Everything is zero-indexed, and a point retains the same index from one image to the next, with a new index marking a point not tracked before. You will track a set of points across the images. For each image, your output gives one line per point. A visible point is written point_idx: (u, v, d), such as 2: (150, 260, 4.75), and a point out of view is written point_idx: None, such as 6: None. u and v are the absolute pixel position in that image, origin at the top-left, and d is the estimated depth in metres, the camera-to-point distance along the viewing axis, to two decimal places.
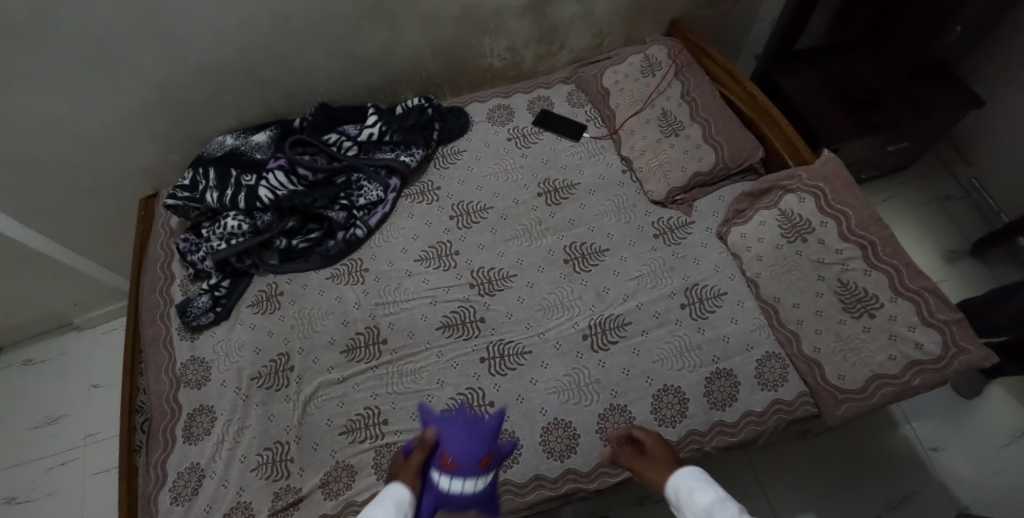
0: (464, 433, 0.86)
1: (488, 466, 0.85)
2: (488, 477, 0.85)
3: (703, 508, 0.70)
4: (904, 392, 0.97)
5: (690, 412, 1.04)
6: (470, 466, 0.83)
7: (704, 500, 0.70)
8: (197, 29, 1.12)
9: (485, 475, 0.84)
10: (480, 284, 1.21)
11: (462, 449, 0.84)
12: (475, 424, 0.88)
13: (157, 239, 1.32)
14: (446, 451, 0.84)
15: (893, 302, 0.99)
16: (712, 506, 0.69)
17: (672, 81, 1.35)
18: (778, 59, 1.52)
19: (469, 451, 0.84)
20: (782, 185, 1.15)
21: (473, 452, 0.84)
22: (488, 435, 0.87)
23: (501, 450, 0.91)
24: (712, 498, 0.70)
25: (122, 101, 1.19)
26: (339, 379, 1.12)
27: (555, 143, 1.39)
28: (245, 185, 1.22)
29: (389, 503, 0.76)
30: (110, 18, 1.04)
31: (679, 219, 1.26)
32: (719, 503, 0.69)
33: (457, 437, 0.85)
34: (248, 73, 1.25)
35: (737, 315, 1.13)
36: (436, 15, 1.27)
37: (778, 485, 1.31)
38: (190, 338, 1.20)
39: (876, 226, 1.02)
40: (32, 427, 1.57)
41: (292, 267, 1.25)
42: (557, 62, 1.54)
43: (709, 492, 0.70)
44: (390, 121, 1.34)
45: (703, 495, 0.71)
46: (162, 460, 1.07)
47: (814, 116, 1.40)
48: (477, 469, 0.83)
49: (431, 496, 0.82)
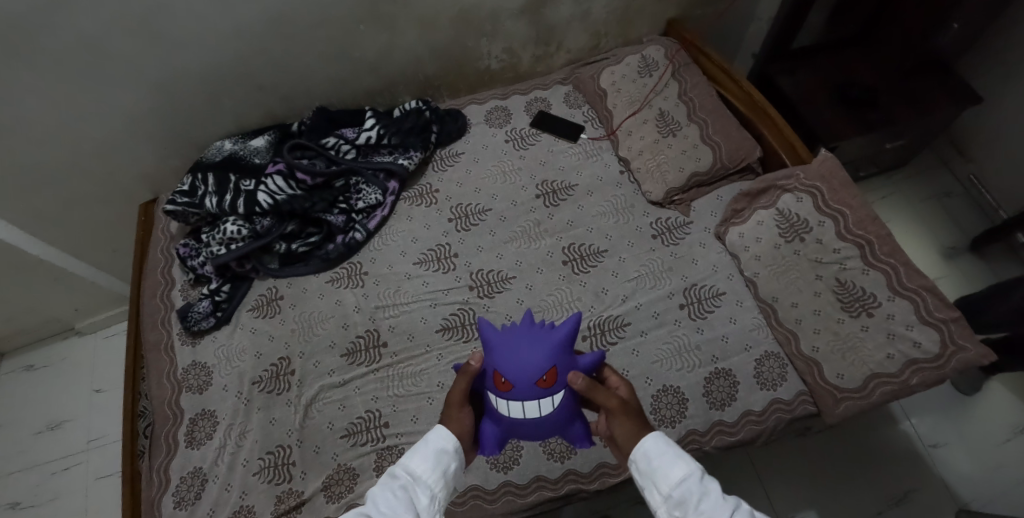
0: (526, 345, 0.81)
1: (548, 380, 0.79)
2: (553, 392, 0.80)
3: (678, 482, 0.66)
4: (903, 391, 0.98)
5: (690, 412, 1.05)
6: (530, 386, 0.79)
7: (679, 476, 0.66)
8: (193, 34, 1.12)
9: (549, 394, 0.80)
10: (480, 286, 1.21)
11: (520, 367, 0.79)
12: (542, 334, 0.82)
13: (157, 244, 1.32)
14: (500, 371, 0.80)
15: (891, 301, 1.00)
16: (690, 486, 0.65)
17: (669, 81, 1.35)
18: (775, 57, 1.52)
19: (523, 371, 0.79)
20: (779, 185, 1.15)
21: (530, 369, 0.79)
22: (549, 349, 0.80)
23: (581, 364, 0.82)
24: (687, 475, 0.66)
25: (121, 107, 1.20)
26: (340, 383, 1.13)
27: (553, 144, 1.39)
28: (244, 191, 1.23)
29: (427, 450, 0.72)
30: (108, 25, 1.05)
31: (678, 219, 1.26)
32: (695, 481, 0.66)
33: (515, 355, 0.80)
34: (246, 78, 1.25)
35: (736, 315, 1.13)
36: (432, 18, 1.27)
37: (778, 483, 1.31)
38: (191, 343, 1.20)
39: (874, 226, 1.03)
40: (35, 432, 1.57)
41: (292, 271, 1.25)
42: (555, 63, 1.54)
43: (685, 467, 0.67)
44: (388, 124, 1.34)
45: (678, 471, 0.67)
46: (164, 465, 1.08)
47: (812, 115, 1.40)
48: (539, 388, 0.79)
49: (497, 413, 0.83)
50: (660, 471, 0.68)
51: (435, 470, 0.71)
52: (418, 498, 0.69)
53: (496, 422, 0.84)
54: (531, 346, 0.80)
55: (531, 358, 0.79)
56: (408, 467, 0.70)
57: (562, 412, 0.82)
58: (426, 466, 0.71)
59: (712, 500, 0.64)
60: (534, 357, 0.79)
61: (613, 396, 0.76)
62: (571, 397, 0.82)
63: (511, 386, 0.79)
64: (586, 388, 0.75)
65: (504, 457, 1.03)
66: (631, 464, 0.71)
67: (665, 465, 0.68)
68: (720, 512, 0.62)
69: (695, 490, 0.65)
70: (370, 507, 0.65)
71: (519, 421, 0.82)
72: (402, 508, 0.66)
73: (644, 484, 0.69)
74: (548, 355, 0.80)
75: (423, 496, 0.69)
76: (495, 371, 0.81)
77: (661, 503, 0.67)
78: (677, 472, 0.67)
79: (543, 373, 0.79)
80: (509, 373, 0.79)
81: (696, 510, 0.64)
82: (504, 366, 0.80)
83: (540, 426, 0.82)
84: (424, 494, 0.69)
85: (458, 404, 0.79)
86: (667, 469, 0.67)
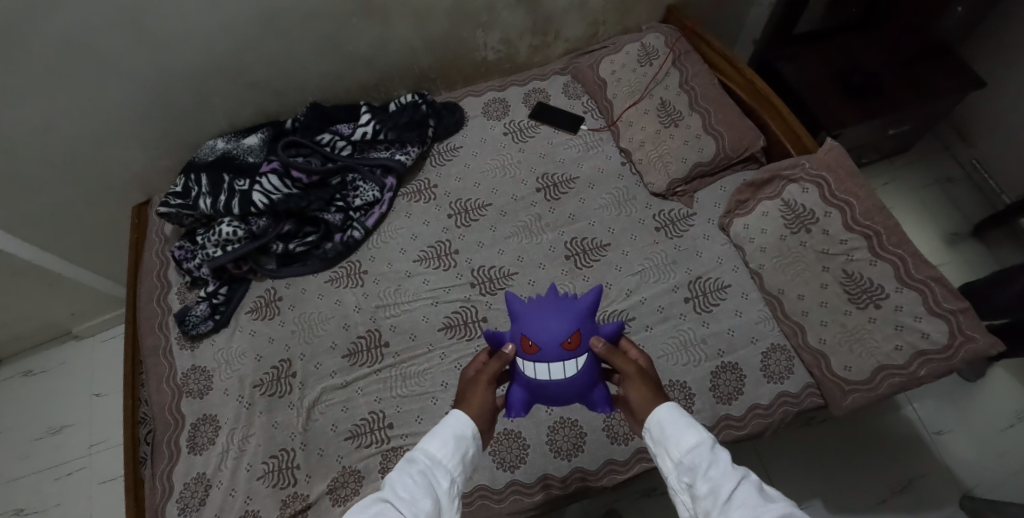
0: (550, 312, 0.83)
1: (574, 345, 0.81)
2: (577, 357, 0.82)
3: (688, 449, 0.65)
4: (911, 382, 0.97)
5: (697, 407, 1.04)
6: (556, 348, 0.81)
7: (690, 443, 0.66)
8: (182, 31, 1.09)
9: (573, 356, 0.81)
10: (481, 283, 1.19)
11: (547, 331, 0.81)
12: (564, 303, 0.84)
13: (152, 247, 1.30)
14: (526, 335, 0.82)
15: (899, 293, 0.98)
16: (701, 453, 0.64)
17: (670, 70, 1.33)
18: (776, 42, 1.49)
19: (549, 333, 0.81)
20: (784, 174, 1.14)
21: (557, 333, 0.81)
22: (571, 315, 0.82)
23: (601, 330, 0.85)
24: (699, 443, 0.65)
25: (110, 108, 1.17)
26: (342, 384, 1.11)
27: (553, 136, 1.37)
28: (238, 190, 1.20)
29: (446, 434, 0.70)
30: (93, 24, 1.01)
31: (681, 211, 1.24)
32: (706, 449, 0.65)
33: (542, 320, 0.82)
34: (238, 76, 1.22)
35: (741, 307, 1.12)
36: (427, 10, 1.24)
37: (783, 472, 1.31)
38: (190, 347, 1.19)
39: (880, 216, 1.02)
40: (36, 438, 1.56)
41: (290, 271, 1.24)
42: (552, 53, 1.51)
43: (696, 435, 0.66)
44: (384, 119, 1.31)
45: (690, 438, 0.66)
46: (167, 472, 1.07)
47: (814, 101, 1.38)
48: (563, 350, 0.81)
49: (523, 376, 0.84)
50: (671, 438, 0.67)
51: (454, 454, 0.69)
52: (439, 483, 0.66)
53: (523, 385, 0.85)
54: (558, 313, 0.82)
55: (556, 321, 0.81)
56: (426, 452, 0.68)
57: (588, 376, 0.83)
58: (445, 449, 0.69)
59: (720, 467, 0.63)
60: (559, 322, 0.81)
61: (631, 362, 0.77)
62: (594, 360, 0.83)
63: (538, 351, 0.81)
64: (606, 352, 0.78)
65: (510, 457, 1.02)
66: (644, 432, 0.72)
67: (676, 433, 0.67)
68: (728, 479, 0.61)
69: (707, 457, 0.64)
70: (389, 492, 0.62)
71: (545, 383, 0.82)
72: (421, 492, 0.63)
73: (657, 450, 0.70)
74: (574, 321, 0.82)
75: (443, 480, 0.67)
76: (522, 337, 0.82)
77: (673, 469, 0.67)
78: (688, 440, 0.66)
79: (568, 338, 0.81)
80: (537, 338, 0.81)
81: (704, 476, 0.63)
82: (532, 331, 0.81)
83: (566, 389, 0.83)
84: (444, 478, 0.67)
85: (487, 380, 0.77)
86: (679, 437, 0.67)
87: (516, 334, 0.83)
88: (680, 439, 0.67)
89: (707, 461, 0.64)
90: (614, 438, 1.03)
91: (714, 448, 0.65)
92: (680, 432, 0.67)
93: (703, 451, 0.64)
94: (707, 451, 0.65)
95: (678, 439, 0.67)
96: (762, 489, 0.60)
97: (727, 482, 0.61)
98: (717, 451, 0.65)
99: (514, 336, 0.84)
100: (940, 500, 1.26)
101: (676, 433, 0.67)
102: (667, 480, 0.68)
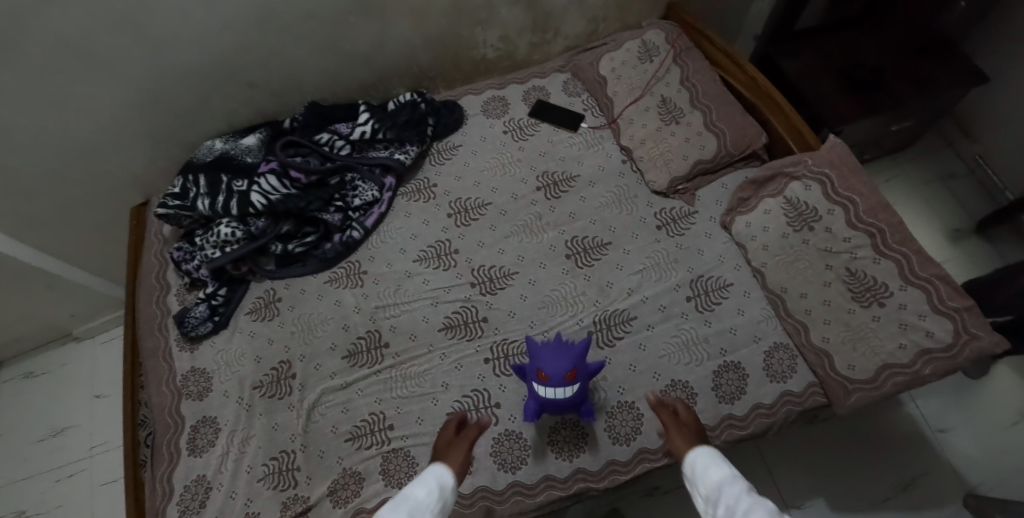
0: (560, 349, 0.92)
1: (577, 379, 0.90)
2: (578, 386, 0.92)
3: (714, 483, 0.67)
4: (915, 381, 0.96)
5: (699, 407, 1.03)
6: (559, 378, 0.90)
7: (717, 477, 0.67)
8: (178, 31, 1.08)
9: (571, 384, 0.91)
10: (482, 283, 1.18)
11: (556, 367, 0.90)
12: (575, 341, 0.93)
13: (151, 248, 1.30)
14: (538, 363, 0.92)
15: (903, 291, 0.98)
16: (723, 485, 0.66)
17: (670, 66, 1.32)
18: (778, 37, 1.47)
19: (557, 366, 0.90)
20: (787, 171, 1.13)
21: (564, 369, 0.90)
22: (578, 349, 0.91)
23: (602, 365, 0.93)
24: (725, 477, 0.66)
25: (108, 109, 1.16)
26: (342, 386, 1.11)
27: (553, 134, 1.36)
28: (237, 191, 1.19)
29: (430, 482, 0.71)
30: (89, 24, 1.01)
31: (682, 209, 1.23)
32: (730, 482, 0.66)
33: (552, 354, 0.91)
34: (235, 75, 1.21)
35: (744, 306, 1.11)
36: (425, 8, 1.23)
37: (786, 470, 1.30)
38: (189, 349, 1.18)
39: (884, 214, 1.01)
40: (38, 440, 1.56)
41: (289, 271, 1.23)
42: (552, 50, 1.50)
43: (723, 471, 0.67)
44: (382, 119, 1.30)
45: (716, 472, 0.68)
46: (167, 474, 1.06)
47: (817, 97, 1.36)
48: (565, 381, 0.90)
49: (534, 394, 0.95)
50: (700, 473, 0.70)
51: (437, 499, 0.69)
52: None
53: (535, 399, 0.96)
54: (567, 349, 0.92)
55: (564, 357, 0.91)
56: (414, 496, 0.68)
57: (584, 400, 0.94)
58: (429, 495, 0.69)
59: (740, 495, 0.63)
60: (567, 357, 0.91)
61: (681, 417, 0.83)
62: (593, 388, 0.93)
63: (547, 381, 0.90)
64: (658, 406, 0.85)
65: (511, 458, 1.02)
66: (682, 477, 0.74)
67: (705, 469, 0.69)
68: (745, 502, 0.61)
69: (729, 487, 0.64)
70: None
71: (547, 404, 0.93)
72: None
73: (691, 491, 0.71)
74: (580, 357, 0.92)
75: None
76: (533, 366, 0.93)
77: (702, 506, 0.68)
78: (715, 473, 0.68)
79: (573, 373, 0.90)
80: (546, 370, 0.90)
81: (724, 503, 0.63)
82: (542, 362, 0.91)
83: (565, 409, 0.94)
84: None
85: (466, 445, 0.83)
86: (706, 471, 0.69)
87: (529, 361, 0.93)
88: (707, 473, 0.69)
89: (728, 489, 0.64)
90: (615, 438, 1.02)
91: (737, 479, 0.65)
92: (709, 469, 0.69)
93: (725, 481, 0.66)
94: (729, 481, 0.66)
95: (706, 474, 0.69)
96: (779, 515, 0.58)
97: (743, 504, 0.61)
98: (739, 481, 0.65)
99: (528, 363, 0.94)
100: (944, 499, 1.25)
101: (705, 469, 0.69)
102: None
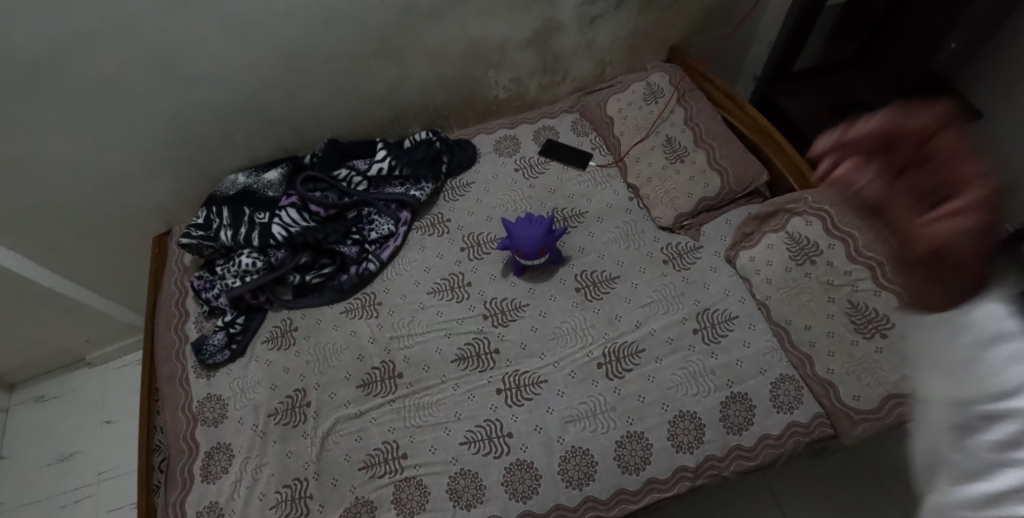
0: (525, 225, 1.17)
1: (546, 252, 1.19)
2: (549, 252, 1.19)
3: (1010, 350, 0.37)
4: (920, 411, 0.98)
5: (707, 437, 1.05)
6: (535, 252, 1.17)
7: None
8: (210, 71, 1.14)
9: (545, 253, 1.19)
10: (494, 315, 1.22)
11: (531, 248, 1.16)
12: (536, 221, 1.18)
13: (171, 276, 1.33)
14: (518, 248, 1.17)
15: (904, 323, 1.01)
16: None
17: (675, 108, 1.38)
18: (776, 80, 1.55)
19: (532, 243, 1.16)
20: (788, 208, 1.18)
21: (537, 249, 1.16)
22: (544, 234, 1.17)
23: (557, 232, 1.20)
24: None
25: (139, 144, 1.22)
26: (356, 414, 1.13)
27: (562, 172, 1.41)
28: (259, 223, 1.24)
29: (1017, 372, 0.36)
30: (129, 66, 1.07)
31: (688, 244, 1.27)
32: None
33: (528, 240, 1.15)
34: (261, 113, 1.28)
35: (749, 338, 1.14)
36: (442, 51, 1.30)
37: (795, 502, 1.30)
38: (206, 376, 1.21)
39: (884, 247, 1.06)
40: (46, 464, 1.57)
41: (306, 302, 1.27)
42: (560, 91, 1.57)
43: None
44: (399, 155, 1.37)
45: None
46: (180, 500, 1.07)
47: (816, 136, 1.42)
48: (539, 252, 1.17)
49: (518, 263, 1.23)
50: (936, 373, 0.41)
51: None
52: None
53: (519, 265, 1.24)
54: (540, 232, 1.15)
55: (536, 239, 1.15)
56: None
57: (556, 254, 1.24)
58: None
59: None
60: (539, 240, 1.15)
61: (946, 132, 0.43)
62: (556, 242, 1.21)
63: (525, 259, 1.18)
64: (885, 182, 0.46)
65: (523, 487, 1.03)
66: (932, 312, 0.43)
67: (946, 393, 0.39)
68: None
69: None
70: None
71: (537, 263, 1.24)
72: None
73: (970, 343, 0.39)
74: (549, 238, 1.17)
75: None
76: (512, 245, 1.18)
77: (947, 398, 0.39)
78: (988, 428, 0.36)
79: (544, 251, 1.18)
80: (525, 252, 1.17)
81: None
82: (521, 246, 1.16)
83: (554, 257, 1.25)
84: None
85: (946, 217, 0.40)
86: (984, 360, 0.38)
87: (515, 248, 1.18)
88: (991, 367, 0.37)
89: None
90: (625, 468, 1.03)
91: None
92: (951, 387, 0.39)
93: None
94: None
95: (955, 403, 0.39)
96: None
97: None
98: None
99: (511, 247, 1.19)
100: None
101: (949, 365, 0.40)
102: (938, 400, 0.40)
